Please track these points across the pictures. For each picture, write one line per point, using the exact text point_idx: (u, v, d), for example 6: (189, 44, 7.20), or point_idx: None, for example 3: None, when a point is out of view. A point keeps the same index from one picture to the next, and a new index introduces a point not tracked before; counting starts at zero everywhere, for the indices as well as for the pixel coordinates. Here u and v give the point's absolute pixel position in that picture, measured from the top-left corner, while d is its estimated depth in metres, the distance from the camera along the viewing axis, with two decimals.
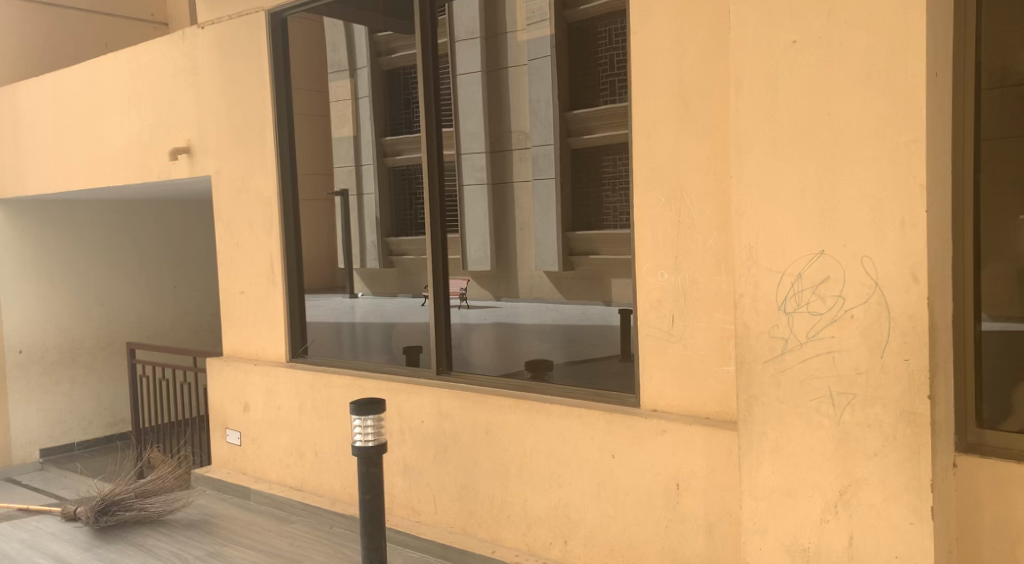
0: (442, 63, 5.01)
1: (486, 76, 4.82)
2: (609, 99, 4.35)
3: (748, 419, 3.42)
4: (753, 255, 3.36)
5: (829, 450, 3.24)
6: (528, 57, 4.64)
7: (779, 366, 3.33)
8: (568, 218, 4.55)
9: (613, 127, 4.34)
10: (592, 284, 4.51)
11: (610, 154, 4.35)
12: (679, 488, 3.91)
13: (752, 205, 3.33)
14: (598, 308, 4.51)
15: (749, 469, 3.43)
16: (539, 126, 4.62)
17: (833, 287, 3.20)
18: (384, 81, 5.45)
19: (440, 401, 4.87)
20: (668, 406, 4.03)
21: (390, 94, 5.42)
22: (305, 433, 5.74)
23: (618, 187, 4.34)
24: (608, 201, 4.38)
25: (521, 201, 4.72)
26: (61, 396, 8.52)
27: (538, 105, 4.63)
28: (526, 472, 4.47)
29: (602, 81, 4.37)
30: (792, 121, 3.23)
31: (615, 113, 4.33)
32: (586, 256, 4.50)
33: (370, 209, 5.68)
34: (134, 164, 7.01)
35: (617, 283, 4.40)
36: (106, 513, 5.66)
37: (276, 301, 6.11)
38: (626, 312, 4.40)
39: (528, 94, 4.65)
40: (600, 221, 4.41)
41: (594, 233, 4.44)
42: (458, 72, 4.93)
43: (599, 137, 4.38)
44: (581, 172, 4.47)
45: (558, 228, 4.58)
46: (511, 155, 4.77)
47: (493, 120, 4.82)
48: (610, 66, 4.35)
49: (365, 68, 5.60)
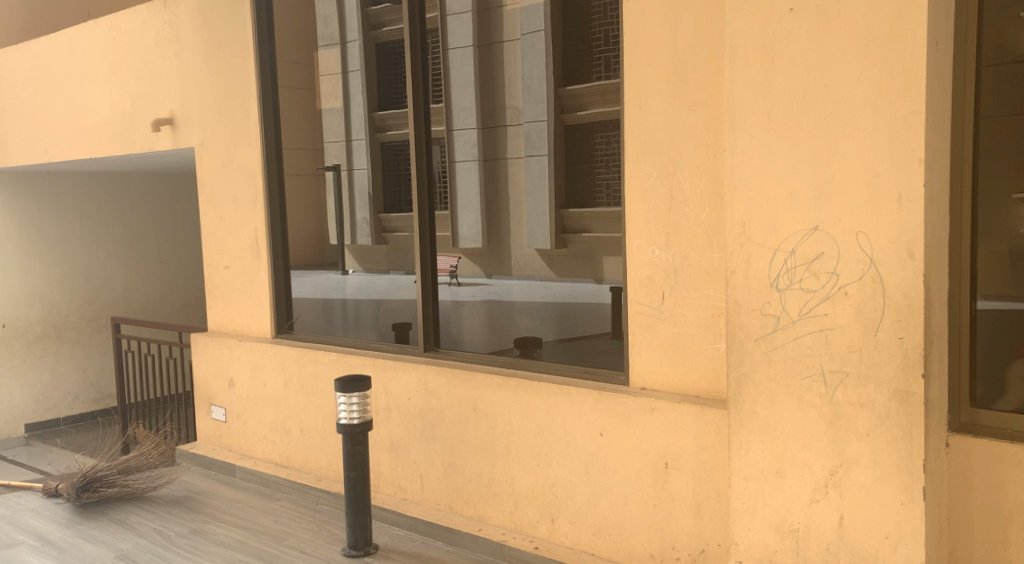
0: (431, 37, 4.94)
1: (477, 50, 4.70)
2: (603, 75, 4.25)
3: (738, 397, 3.36)
4: (746, 231, 3.28)
5: (820, 429, 3.18)
6: (522, 31, 4.50)
7: (771, 343, 3.27)
8: (560, 194, 4.45)
9: (606, 104, 4.24)
10: (584, 261, 4.43)
11: (603, 131, 4.26)
12: (667, 467, 3.86)
13: (746, 179, 3.26)
14: (587, 286, 4.43)
15: (738, 448, 3.38)
16: (531, 103, 4.51)
17: (827, 264, 3.13)
18: (375, 55, 5.31)
19: (427, 378, 4.80)
20: (657, 384, 3.97)
21: (379, 68, 5.29)
22: (291, 409, 5.67)
23: (611, 164, 4.25)
24: (599, 178, 4.29)
25: (514, 177, 4.62)
26: (46, 371, 8.43)
27: (530, 81, 4.50)
28: (513, 450, 4.42)
29: (596, 56, 4.27)
30: (789, 95, 3.14)
31: (609, 89, 4.22)
32: (579, 234, 4.41)
33: (360, 183, 5.53)
34: (116, 135, 6.91)
35: (609, 261, 4.33)
36: (88, 490, 5.56)
37: (261, 276, 6.04)
38: (618, 289, 4.33)
39: (521, 69, 4.52)
40: (591, 200, 4.33)
41: (586, 211, 4.34)
42: (449, 46, 4.83)
43: (592, 114, 4.28)
44: (575, 149, 4.37)
45: (551, 205, 4.48)
46: (503, 132, 4.65)
47: (484, 95, 4.70)
48: (604, 40, 4.24)
49: (355, 41, 5.44)
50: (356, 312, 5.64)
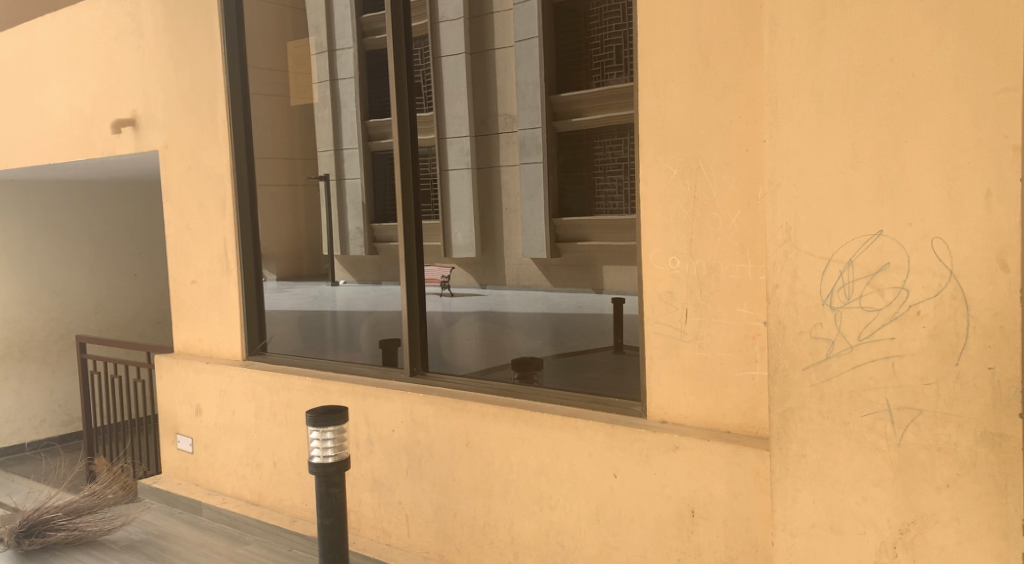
0: (419, 45, 4.35)
1: (470, 59, 4.10)
2: (602, 81, 3.73)
3: (783, 438, 2.77)
4: (792, 238, 2.71)
5: (887, 478, 2.61)
6: (515, 37, 3.95)
7: (823, 373, 2.70)
8: (556, 202, 3.89)
9: (604, 110, 3.73)
10: (582, 271, 3.87)
11: (603, 138, 3.73)
12: (694, 515, 3.30)
13: (792, 177, 2.69)
14: (586, 298, 3.88)
15: (782, 499, 2.78)
16: (525, 110, 3.93)
17: (893, 277, 2.57)
18: (365, 65, 4.62)
19: (413, 407, 4.23)
20: (679, 416, 3.41)
21: (370, 77, 4.59)
22: (263, 440, 5.08)
23: (613, 170, 3.72)
24: (598, 184, 3.75)
25: (507, 186, 4.00)
26: (8, 394, 7.84)
27: (525, 89, 3.93)
28: (511, 492, 3.84)
29: (595, 62, 3.73)
30: (846, 81, 2.59)
31: (610, 95, 3.71)
32: (574, 243, 3.86)
33: (353, 194, 4.80)
34: (75, 139, 6.33)
35: (610, 270, 3.79)
36: (31, 536, 5.16)
37: (230, 291, 5.45)
38: (619, 300, 3.76)
39: (512, 76, 3.96)
40: (590, 207, 3.78)
41: (584, 218, 3.80)
42: (440, 54, 4.23)
43: (589, 120, 3.75)
44: (568, 156, 3.83)
45: (545, 213, 3.91)
46: (497, 140, 4.04)
47: (478, 100, 4.07)
48: (603, 46, 3.71)
49: (348, 49, 4.74)
50: (349, 329, 4.91)
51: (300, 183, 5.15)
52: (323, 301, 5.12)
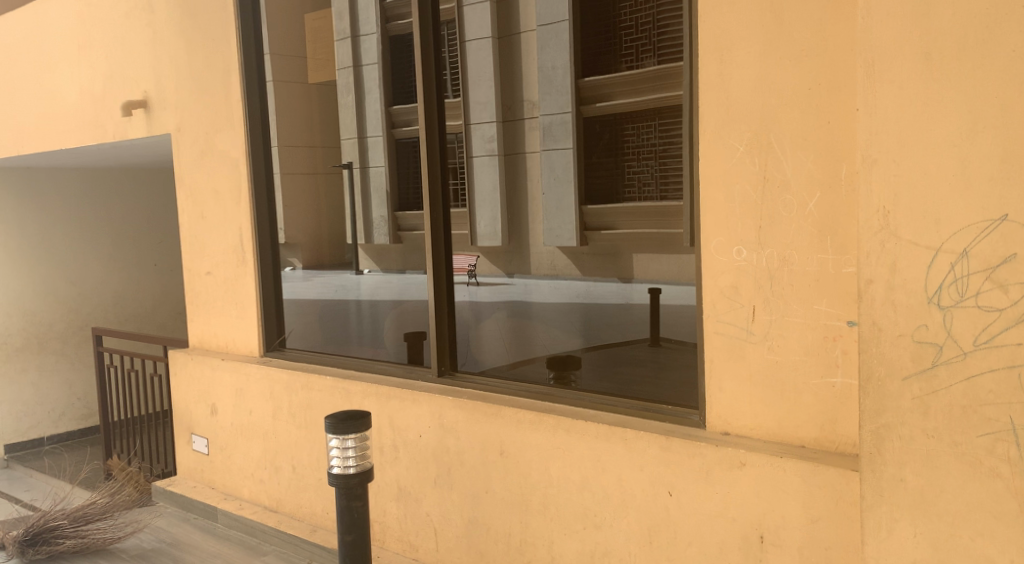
0: (447, 28, 3.90)
1: (496, 42, 3.69)
2: (633, 64, 3.33)
3: (877, 459, 2.35)
4: (891, 223, 2.29)
5: (1009, 511, 2.20)
6: (536, 21, 3.56)
7: (928, 383, 2.28)
8: (584, 187, 3.50)
9: (639, 93, 3.32)
10: (610, 261, 3.49)
11: (638, 121, 3.33)
12: (762, 541, 2.90)
13: (894, 152, 2.27)
14: (613, 287, 3.50)
15: (875, 530, 2.37)
16: (552, 95, 3.53)
17: (1020, 271, 2.15)
18: (388, 51, 4.22)
19: (442, 410, 3.84)
20: (745, 428, 3.00)
21: (393, 62, 4.19)
22: (281, 442, 4.72)
23: (646, 156, 3.31)
24: (630, 169, 3.36)
25: (531, 172, 3.62)
26: (27, 387, 7.56)
27: (553, 73, 3.52)
28: (552, 508, 3.45)
29: (627, 43, 3.34)
30: (960, 46, 2.18)
31: (644, 77, 3.30)
32: (601, 231, 3.47)
33: (374, 182, 4.39)
34: (86, 122, 5.98)
35: (650, 259, 3.38)
36: (36, 544, 4.85)
37: (247, 283, 5.08)
38: (655, 291, 3.37)
39: (535, 60, 3.56)
40: (622, 194, 3.39)
41: (614, 206, 3.40)
42: (466, 37, 3.80)
43: (621, 103, 3.36)
44: (603, 142, 3.42)
45: (574, 200, 3.52)
46: (519, 125, 3.65)
47: (502, 83, 3.67)
48: (637, 27, 3.31)
49: (371, 35, 4.31)
50: (372, 322, 4.53)
51: (322, 171, 4.73)
52: (346, 291, 4.69)
